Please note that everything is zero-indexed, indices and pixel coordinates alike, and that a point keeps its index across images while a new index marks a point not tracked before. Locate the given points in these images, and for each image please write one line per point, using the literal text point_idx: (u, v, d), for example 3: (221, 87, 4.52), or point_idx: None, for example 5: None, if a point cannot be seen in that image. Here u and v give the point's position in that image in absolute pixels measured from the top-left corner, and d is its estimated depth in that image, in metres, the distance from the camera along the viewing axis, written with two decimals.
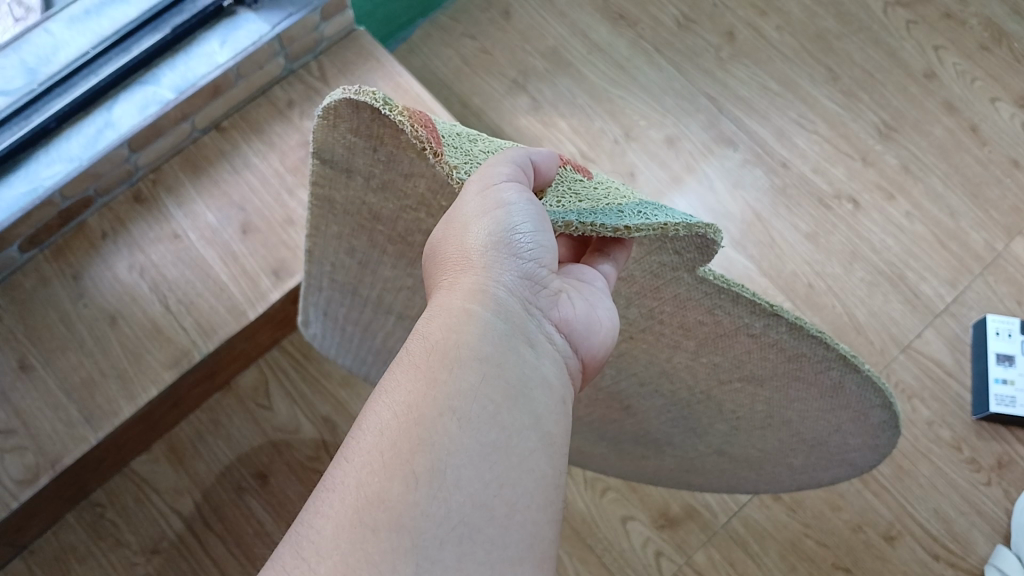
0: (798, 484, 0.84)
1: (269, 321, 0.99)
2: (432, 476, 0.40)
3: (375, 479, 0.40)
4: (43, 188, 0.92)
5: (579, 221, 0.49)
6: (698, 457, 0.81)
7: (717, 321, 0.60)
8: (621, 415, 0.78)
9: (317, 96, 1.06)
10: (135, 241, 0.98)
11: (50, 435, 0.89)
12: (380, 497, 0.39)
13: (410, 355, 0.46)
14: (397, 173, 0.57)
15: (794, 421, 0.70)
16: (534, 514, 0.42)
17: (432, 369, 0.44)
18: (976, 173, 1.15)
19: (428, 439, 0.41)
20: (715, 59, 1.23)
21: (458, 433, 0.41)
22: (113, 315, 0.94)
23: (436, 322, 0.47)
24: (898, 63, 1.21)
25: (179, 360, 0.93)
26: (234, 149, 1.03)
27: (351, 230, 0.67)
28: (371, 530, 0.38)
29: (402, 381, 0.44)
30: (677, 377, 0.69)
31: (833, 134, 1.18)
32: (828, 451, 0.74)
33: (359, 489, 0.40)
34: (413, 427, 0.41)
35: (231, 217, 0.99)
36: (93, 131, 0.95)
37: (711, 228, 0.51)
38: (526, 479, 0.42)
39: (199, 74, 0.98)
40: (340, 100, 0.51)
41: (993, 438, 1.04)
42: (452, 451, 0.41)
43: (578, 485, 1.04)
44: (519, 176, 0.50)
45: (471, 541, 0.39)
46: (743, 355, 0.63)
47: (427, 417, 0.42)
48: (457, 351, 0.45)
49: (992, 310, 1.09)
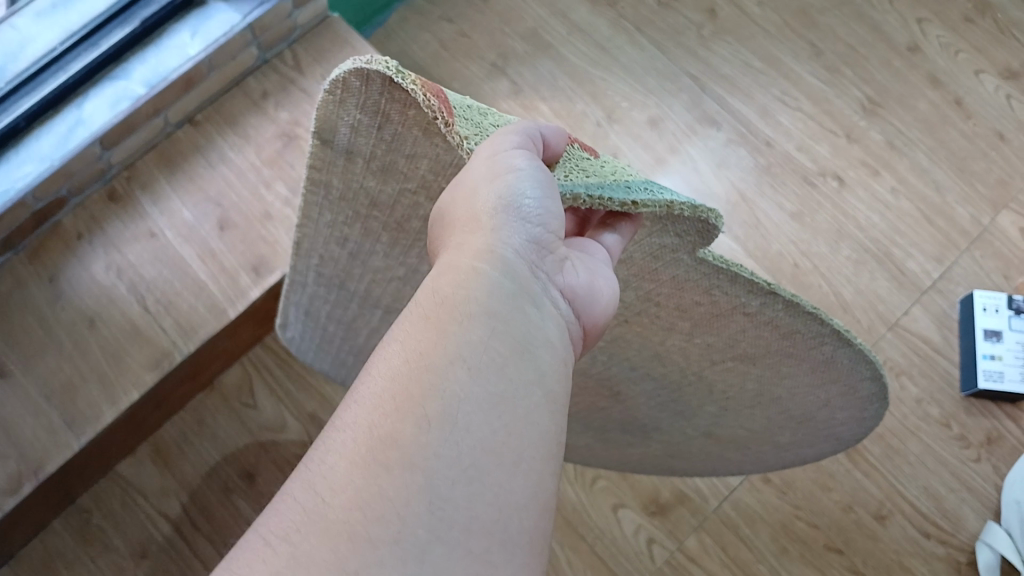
0: (784, 463, 0.83)
1: (251, 318, 0.98)
2: (444, 420, 0.38)
3: (386, 422, 0.38)
4: (15, 190, 0.90)
5: (588, 194, 0.49)
6: (685, 441, 0.80)
7: (713, 301, 0.59)
8: (610, 402, 0.78)
9: (292, 85, 1.04)
10: (111, 241, 0.96)
11: (31, 442, 0.88)
12: (392, 437, 0.37)
13: (420, 305, 0.44)
14: (400, 154, 0.56)
15: (783, 399, 0.69)
16: (542, 465, 0.41)
17: (443, 316, 0.43)
18: (962, 147, 1.14)
19: (438, 386, 0.39)
20: (697, 37, 1.21)
21: (469, 381, 0.40)
22: (92, 317, 0.93)
23: (446, 272, 0.46)
24: (881, 36, 1.20)
25: (159, 362, 0.92)
26: (209, 143, 1.01)
27: (347, 218, 0.66)
28: (384, 468, 0.36)
29: (413, 330, 0.42)
30: (669, 359, 0.68)
31: (817, 111, 1.16)
32: (815, 427, 0.73)
33: (368, 431, 0.38)
34: (421, 372, 0.40)
35: (208, 214, 0.98)
36: (63, 129, 0.93)
37: (713, 213, 0.51)
38: (533, 432, 0.41)
39: (169, 67, 0.96)
40: (351, 71, 0.50)
41: (982, 414, 1.04)
42: (463, 397, 0.39)
43: (567, 474, 1.03)
44: (528, 146, 0.50)
45: (480, 485, 0.38)
46: (734, 334, 0.62)
47: (438, 363, 0.40)
48: (468, 298, 0.43)
49: (979, 285, 1.09)
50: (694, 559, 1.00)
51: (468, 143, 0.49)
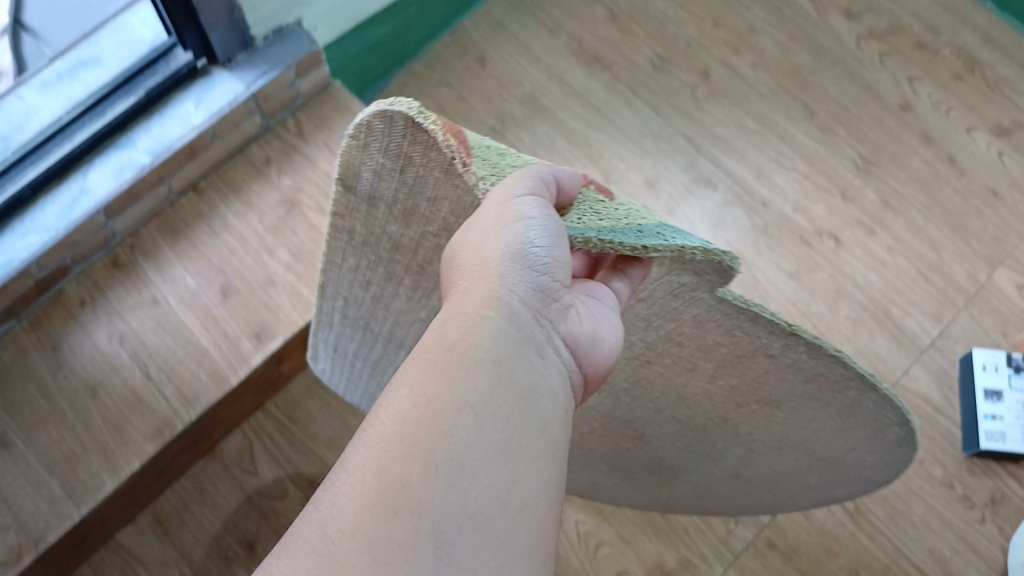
0: (817, 500, 0.80)
1: (252, 385, 0.99)
2: (451, 467, 0.40)
3: (395, 465, 0.39)
4: (19, 260, 0.91)
5: (598, 239, 0.47)
6: (713, 480, 0.79)
7: (735, 342, 0.58)
8: (635, 444, 0.76)
9: (294, 152, 1.06)
10: (114, 308, 0.97)
11: (31, 513, 0.87)
12: (401, 481, 0.38)
13: (428, 351, 0.45)
14: (421, 197, 0.56)
15: (810, 441, 0.67)
16: (538, 511, 0.43)
17: (450, 364, 0.44)
18: (956, 204, 1.15)
19: (445, 433, 0.41)
20: (691, 99, 1.23)
21: (473, 431, 0.41)
22: (94, 386, 0.93)
23: (454, 319, 0.47)
24: (873, 95, 1.22)
25: (161, 431, 0.92)
26: (211, 210, 1.03)
27: (369, 263, 0.67)
28: (392, 511, 0.37)
29: (422, 376, 0.43)
30: (694, 402, 0.66)
31: (812, 171, 1.18)
32: (845, 469, 0.70)
33: (378, 474, 0.39)
34: (429, 419, 0.41)
35: (210, 280, 0.98)
36: (68, 198, 0.94)
37: (728, 255, 0.49)
38: (531, 480, 0.43)
39: (173, 136, 0.97)
40: (374, 114, 0.51)
41: (985, 473, 1.04)
42: (468, 446, 0.41)
43: (570, 540, 1.02)
44: (542, 192, 0.49)
45: (484, 531, 0.40)
46: (759, 376, 0.61)
47: (445, 411, 0.41)
48: (475, 349, 0.45)
49: (978, 343, 1.09)
50: None
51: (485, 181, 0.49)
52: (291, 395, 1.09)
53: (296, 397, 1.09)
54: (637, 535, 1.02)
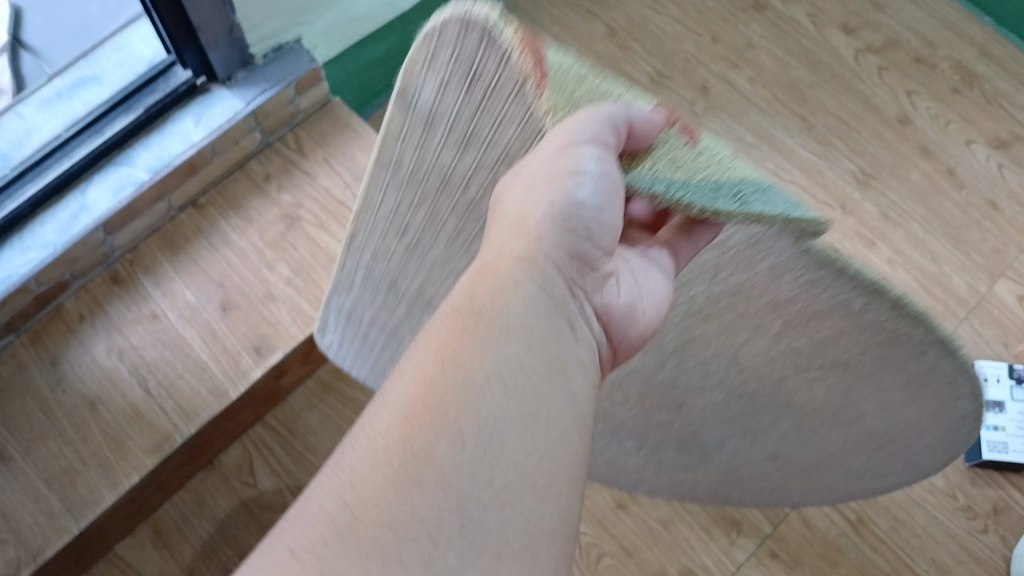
0: (851, 493, 0.72)
1: (251, 399, 0.99)
2: (477, 439, 0.39)
3: (419, 435, 0.38)
4: (17, 276, 0.91)
5: (663, 196, 0.42)
6: (748, 463, 0.72)
7: (809, 295, 0.51)
8: (672, 415, 0.69)
9: (294, 168, 1.06)
10: (113, 323, 0.97)
11: (30, 528, 0.87)
12: (426, 452, 0.38)
13: (458, 310, 0.44)
14: (488, 119, 0.49)
15: (866, 418, 0.60)
16: (567, 490, 0.41)
17: (480, 326, 0.43)
18: (955, 216, 1.15)
19: (473, 401, 0.39)
20: (690, 114, 1.23)
21: (502, 399, 0.40)
22: (93, 400, 0.93)
23: (487, 277, 0.45)
24: (871, 109, 1.22)
25: (160, 445, 0.92)
26: (211, 225, 1.03)
27: (408, 202, 0.62)
28: (415, 484, 0.37)
29: (451, 338, 0.42)
30: (749, 364, 0.59)
31: (811, 183, 1.18)
32: (894, 454, 0.63)
33: (402, 442, 0.38)
34: (458, 385, 0.40)
35: (210, 295, 0.99)
36: (68, 215, 0.94)
37: (811, 223, 0.44)
38: (559, 456, 0.41)
39: (173, 154, 0.97)
40: (450, 20, 0.46)
41: (988, 484, 1.03)
42: (497, 416, 0.39)
43: (570, 552, 1.01)
44: (612, 138, 0.44)
45: (511, 509, 0.38)
46: (823, 337, 0.53)
47: (475, 377, 0.40)
48: (507, 314, 0.43)
49: (979, 354, 1.09)
50: None
51: (557, 113, 0.45)
52: (290, 408, 1.09)
53: (296, 410, 1.09)
54: (638, 546, 1.01)
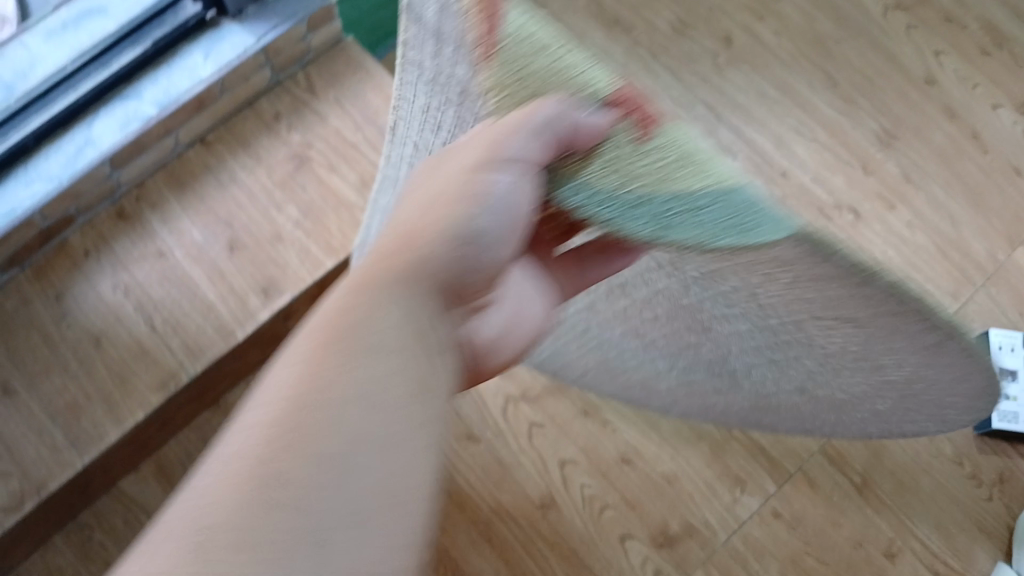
0: (889, 419, 0.74)
1: (258, 341, 0.97)
2: (333, 463, 0.34)
3: (271, 462, 0.34)
4: (21, 210, 0.89)
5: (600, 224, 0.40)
6: (774, 387, 0.73)
7: (808, 264, 0.42)
8: (700, 338, 0.68)
9: (305, 107, 1.04)
10: (119, 259, 0.95)
11: (34, 461, 0.87)
12: (280, 477, 0.34)
13: (320, 330, 0.39)
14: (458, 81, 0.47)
15: (886, 365, 0.56)
16: (425, 516, 0.37)
17: (341, 346, 0.38)
18: (978, 181, 1.13)
19: (323, 425, 0.35)
20: (712, 65, 1.20)
21: (363, 420, 0.36)
22: (98, 336, 0.92)
23: (358, 292, 0.41)
24: (898, 68, 1.19)
25: (166, 383, 0.91)
26: (219, 163, 1.01)
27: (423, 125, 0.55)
28: (269, 508, 0.33)
29: (309, 359, 0.37)
30: (764, 305, 0.53)
31: (833, 142, 1.15)
32: (915, 391, 0.62)
33: (253, 470, 0.34)
34: (314, 409, 0.36)
35: (218, 234, 0.97)
36: (73, 148, 0.92)
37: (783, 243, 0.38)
38: (417, 476, 0.37)
39: (180, 89, 0.95)
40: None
41: (995, 452, 1.03)
42: (358, 435, 0.35)
43: (574, 503, 1.01)
44: (546, 155, 0.41)
45: (365, 539, 0.34)
46: (831, 300, 0.46)
47: (329, 400, 0.36)
48: (369, 332, 0.39)
49: (994, 322, 1.07)
50: None
51: (496, 91, 0.43)
52: None
53: None
54: (642, 500, 1.01)
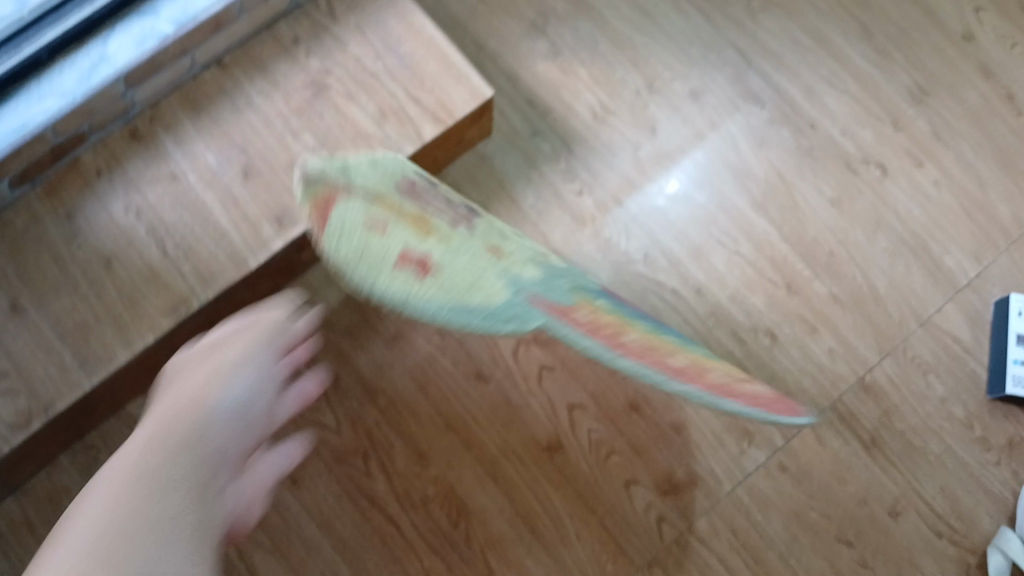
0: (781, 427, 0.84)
1: (271, 270, 0.96)
2: (143, 533, 0.41)
3: (89, 542, 0.40)
4: (34, 124, 0.87)
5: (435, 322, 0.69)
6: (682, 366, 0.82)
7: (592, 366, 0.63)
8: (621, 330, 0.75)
9: (325, 33, 1.00)
10: (131, 180, 0.93)
11: (42, 380, 0.86)
12: (95, 544, 0.40)
13: (106, 478, 0.47)
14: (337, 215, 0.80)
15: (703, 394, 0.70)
16: None
17: (133, 478, 0.46)
18: (1008, 143, 1.11)
19: (133, 513, 0.43)
20: (746, 9, 1.17)
21: (162, 512, 0.44)
22: (108, 258, 0.90)
23: (134, 456, 0.49)
24: (935, 22, 1.16)
25: (176, 308, 0.89)
26: (235, 86, 0.98)
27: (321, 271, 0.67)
28: (98, 556, 0.39)
29: (97, 496, 0.45)
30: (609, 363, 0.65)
31: (865, 95, 1.13)
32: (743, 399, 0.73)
33: (74, 549, 0.40)
34: (114, 513, 0.42)
35: (232, 159, 0.95)
36: (87, 64, 0.90)
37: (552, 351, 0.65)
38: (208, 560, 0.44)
39: (199, 7, 0.92)
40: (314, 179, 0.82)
41: (1006, 418, 1.02)
42: (151, 515, 0.43)
43: (581, 446, 1.01)
44: (259, 381, 0.64)
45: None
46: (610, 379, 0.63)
47: (131, 499, 0.44)
48: (149, 476, 0.46)
49: (1015, 287, 1.06)
50: (703, 539, 0.99)
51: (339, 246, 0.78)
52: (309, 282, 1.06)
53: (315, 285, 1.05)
54: (649, 447, 1.01)
